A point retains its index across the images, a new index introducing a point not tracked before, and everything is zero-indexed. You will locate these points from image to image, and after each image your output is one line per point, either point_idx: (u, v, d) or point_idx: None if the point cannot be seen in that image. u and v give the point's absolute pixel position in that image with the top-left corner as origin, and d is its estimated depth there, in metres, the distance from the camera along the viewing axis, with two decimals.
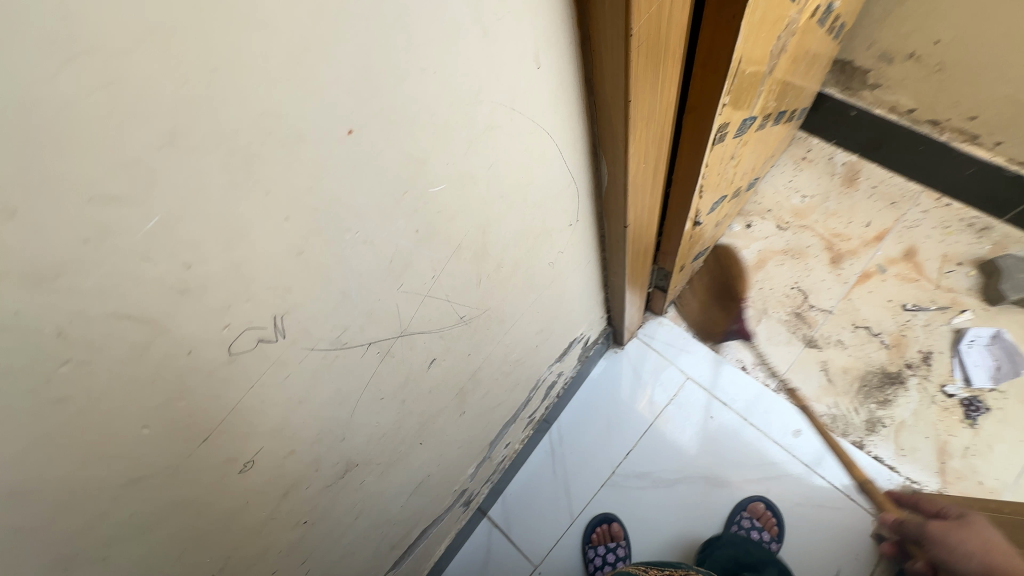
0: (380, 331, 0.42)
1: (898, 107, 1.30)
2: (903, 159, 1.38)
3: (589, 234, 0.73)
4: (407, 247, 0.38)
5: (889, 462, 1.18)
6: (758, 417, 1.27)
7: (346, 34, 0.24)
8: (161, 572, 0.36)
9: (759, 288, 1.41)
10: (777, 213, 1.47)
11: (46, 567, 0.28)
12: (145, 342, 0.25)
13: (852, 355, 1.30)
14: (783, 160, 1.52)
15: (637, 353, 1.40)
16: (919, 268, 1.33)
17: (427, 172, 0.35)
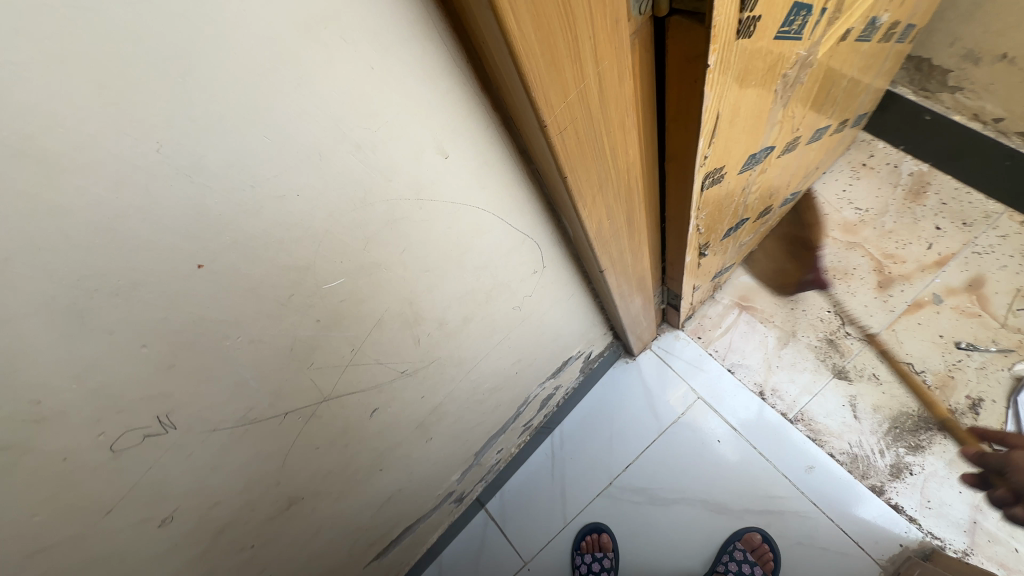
0: (297, 401, 0.43)
1: (982, 114, 1.13)
2: (982, 173, 1.21)
3: (566, 273, 0.70)
4: (308, 335, 0.39)
5: (910, 513, 1.09)
6: (770, 447, 1.21)
7: (171, 194, 0.25)
8: None
9: (790, 309, 1.31)
10: (822, 226, 1.35)
11: None
12: (12, 459, 0.28)
13: (886, 393, 1.19)
14: (839, 164, 1.37)
15: (649, 365, 1.36)
16: (984, 302, 1.18)
17: (317, 274, 0.35)
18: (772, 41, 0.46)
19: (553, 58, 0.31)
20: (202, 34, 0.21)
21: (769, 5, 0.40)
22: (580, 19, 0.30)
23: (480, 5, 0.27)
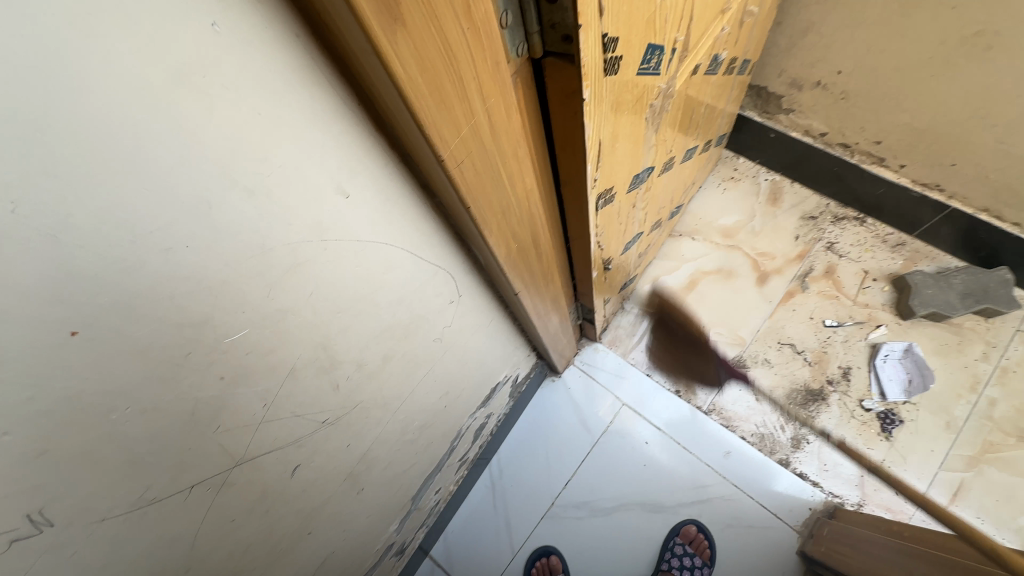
0: (204, 471, 0.39)
1: (812, 129, 1.34)
2: (819, 178, 1.44)
3: (483, 299, 0.72)
4: (211, 395, 0.36)
5: (813, 478, 1.23)
6: (691, 439, 1.30)
7: (35, 255, 0.22)
8: None
9: (690, 311, 1.44)
10: (704, 234, 1.52)
11: None
12: None
13: (778, 373, 1.34)
14: (711, 179, 1.56)
15: (574, 380, 1.41)
16: (838, 285, 1.39)
17: (216, 326, 0.33)
18: (635, 77, 0.53)
19: (441, 97, 0.33)
20: (63, 85, 0.20)
21: (628, 46, 0.46)
22: (463, 62, 0.33)
23: (365, 52, 0.28)
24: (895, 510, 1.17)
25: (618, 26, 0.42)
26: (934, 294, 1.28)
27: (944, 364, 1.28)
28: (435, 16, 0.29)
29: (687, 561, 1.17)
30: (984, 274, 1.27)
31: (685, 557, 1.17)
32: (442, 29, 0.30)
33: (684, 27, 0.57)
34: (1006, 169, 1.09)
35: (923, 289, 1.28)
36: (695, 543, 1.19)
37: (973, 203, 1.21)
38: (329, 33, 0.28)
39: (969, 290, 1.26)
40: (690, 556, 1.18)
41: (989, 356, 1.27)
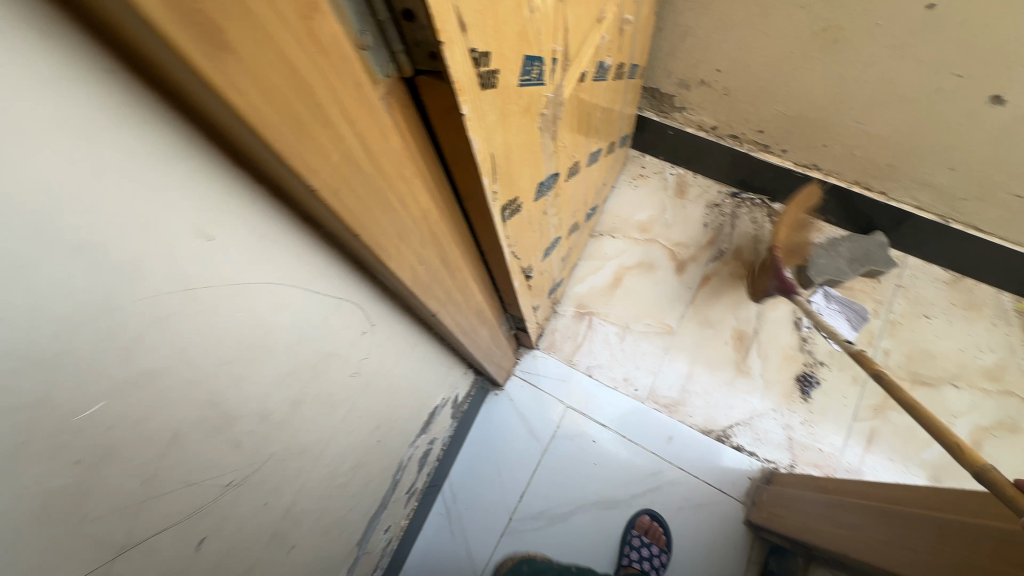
0: (75, 571, 0.34)
1: (704, 124, 1.44)
2: (717, 168, 1.55)
3: (401, 325, 0.69)
4: (67, 484, 0.31)
5: (748, 448, 1.30)
6: (635, 431, 1.34)
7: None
8: None
9: (618, 306, 1.49)
10: (622, 231, 1.58)
11: None
12: None
13: (705, 355, 1.41)
14: (622, 179, 1.64)
15: (517, 390, 1.40)
16: (747, 265, 1.50)
17: (59, 406, 0.29)
18: (518, 88, 0.54)
19: (297, 123, 0.31)
20: None
21: (502, 59, 0.47)
22: (317, 87, 0.31)
23: (195, 85, 0.26)
24: (822, 466, 1.28)
25: (485, 41, 0.43)
26: (826, 263, 1.40)
27: None
28: (272, 39, 0.27)
29: (645, 552, 1.20)
30: (864, 240, 1.40)
31: (643, 548, 1.20)
32: (285, 54, 0.28)
33: (560, 38, 0.59)
34: (867, 146, 1.22)
35: (816, 259, 1.41)
36: (651, 532, 1.22)
37: (845, 178, 1.35)
38: (150, 65, 0.25)
39: (855, 255, 1.40)
40: (647, 546, 1.20)
41: (879, 312, 1.40)
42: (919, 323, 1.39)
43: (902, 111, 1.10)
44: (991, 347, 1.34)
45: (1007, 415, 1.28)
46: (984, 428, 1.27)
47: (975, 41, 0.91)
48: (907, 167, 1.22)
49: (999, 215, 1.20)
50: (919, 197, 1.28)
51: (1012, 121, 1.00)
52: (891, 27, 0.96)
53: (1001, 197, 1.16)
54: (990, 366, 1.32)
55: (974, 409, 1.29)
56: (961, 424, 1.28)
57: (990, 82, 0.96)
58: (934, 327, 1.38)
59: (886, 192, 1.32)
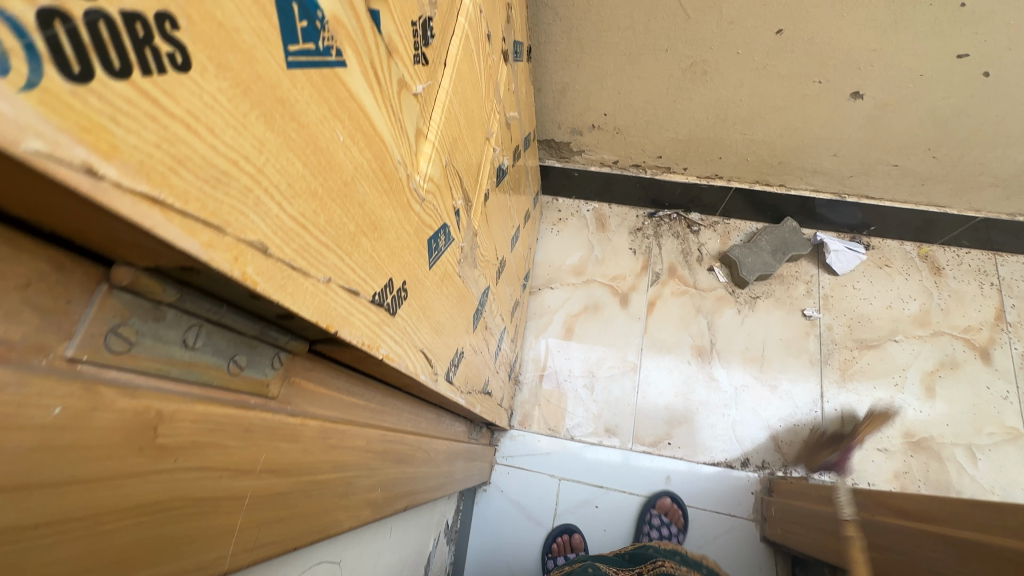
0: None
1: (605, 160, 1.46)
2: (629, 196, 1.58)
3: (369, 530, 0.60)
4: None
5: (742, 462, 1.31)
6: (633, 482, 1.31)
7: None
8: None
9: (578, 357, 1.46)
10: (559, 280, 1.56)
11: None
12: None
13: (674, 380, 1.42)
14: (542, 227, 1.62)
15: (505, 479, 1.33)
16: (684, 280, 1.53)
17: None
18: (429, 271, 0.48)
19: (172, 548, 0.23)
20: None
21: (405, 269, 0.41)
22: (188, 490, 0.23)
23: None
24: (810, 456, 1.31)
25: (383, 274, 0.36)
26: (753, 260, 1.45)
27: (785, 312, 1.46)
28: (106, 512, 0.19)
29: None
30: (779, 228, 1.48)
31: None
32: (128, 506, 0.20)
33: (457, 190, 0.54)
34: (757, 151, 1.29)
35: (744, 259, 1.46)
36: None
37: (745, 179, 1.42)
38: None
39: (775, 245, 1.47)
40: None
41: (811, 291, 1.48)
42: (847, 290, 1.47)
43: (779, 118, 1.16)
44: (912, 296, 1.45)
45: (943, 353, 1.39)
46: (930, 372, 1.37)
47: (825, 52, 0.97)
48: (796, 161, 1.29)
49: (884, 183, 1.31)
50: (814, 182, 1.36)
51: (873, 109, 1.08)
52: (751, 53, 1.01)
53: (883, 169, 1.25)
54: (917, 313, 1.43)
55: (917, 357, 1.39)
56: (911, 375, 1.37)
57: (846, 82, 1.03)
58: (861, 290, 1.47)
59: (784, 183, 1.40)
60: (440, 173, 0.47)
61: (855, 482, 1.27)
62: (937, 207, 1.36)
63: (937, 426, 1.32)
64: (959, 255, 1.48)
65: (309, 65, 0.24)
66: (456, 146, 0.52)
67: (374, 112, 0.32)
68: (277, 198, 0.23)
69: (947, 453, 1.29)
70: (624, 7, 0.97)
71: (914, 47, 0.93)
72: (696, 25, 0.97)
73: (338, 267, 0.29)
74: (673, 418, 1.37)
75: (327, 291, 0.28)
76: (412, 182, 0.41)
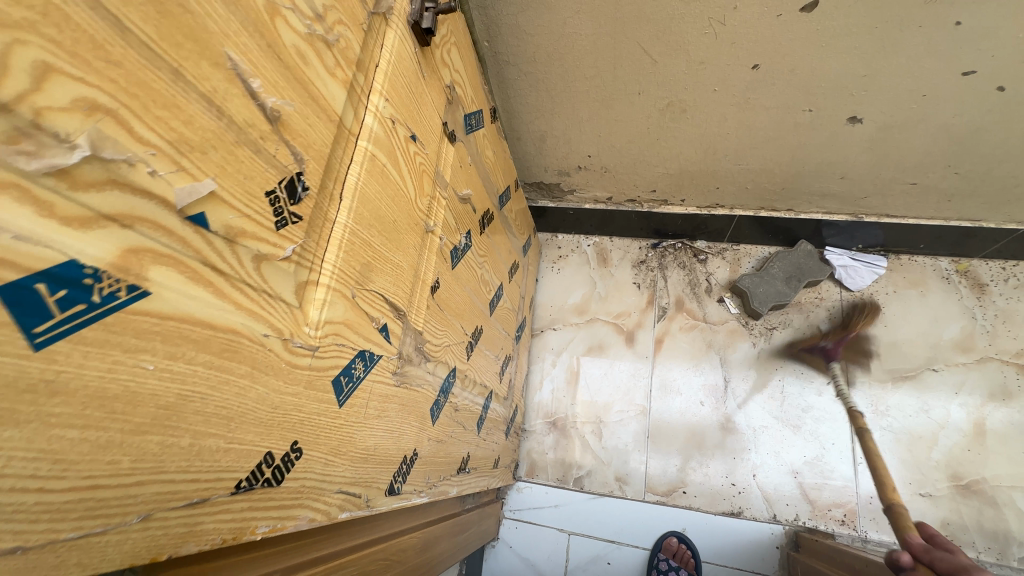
0: None
1: (599, 197, 1.42)
2: (629, 228, 1.52)
3: None
4: None
5: (765, 513, 1.22)
6: (647, 537, 1.24)
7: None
8: None
9: (584, 402, 1.42)
10: (561, 321, 1.52)
11: None
12: None
13: (686, 423, 1.34)
14: (543, 266, 1.59)
15: (513, 534, 1.30)
16: (693, 313, 1.45)
17: None
18: (341, 407, 0.46)
19: None
20: None
21: (293, 430, 0.40)
22: None
23: None
24: (843, 504, 1.20)
25: (253, 455, 0.35)
26: (765, 290, 1.36)
27: (807, 342, 1.36)
28: None
29: None
30: (793, 254, 1.38)
31: None
32: None
33: (378, 309, 0.53)
34: (756, 179, 1.21)
35: (755, 289, 1.37)
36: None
37: (750, 206, 1.34)
38: None
39: (789, 272, 1.37)
40: None
41: (835, 318, 1.36)
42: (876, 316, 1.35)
43: (772, 147, 1.09)
44: (951, 318, 1.31)
45: (992, 381, 1.24)
46: (978, 405, 1.23)
47: (810, 82, 0.90)
48: (801, 186, 1.20)
49: (904, 202, 1.19)
50: (825, 205, 1.26)
51: (877, 132, 0.99)
52: (729, 89, 0.95)
53: (900, 187, 1.14)
54: (959, 337, 1.29)
55: (962, 387, 1.25)
56: (956, 408, 1.24)
57: (842, 108, 0.95)
58: (891, 315, 1.34)
59: (792, 207, 1.31)
60: (345, 309, 0.46)
61: (898, 534, 1.15)
62: (971, 221, 1.22)
63: (991, 466, 1.17)
64: (1005, 268, 1.33)
65: (75, 330, 0.23)
66: (370, 269, 0.51)
67: (211, 312, 0.31)
68: (34, 486, 0.22)
69: (1004, 498, 1.14)
70: (587, 58, 0.93)
71: (908, 69, 0.84)
72: (666, 69, 0.92)
73: (163, 493, 0.28)
74: (687, 466, 1.30)
75: (147, 526, 0.27)
76: (294, 342, 0.39)
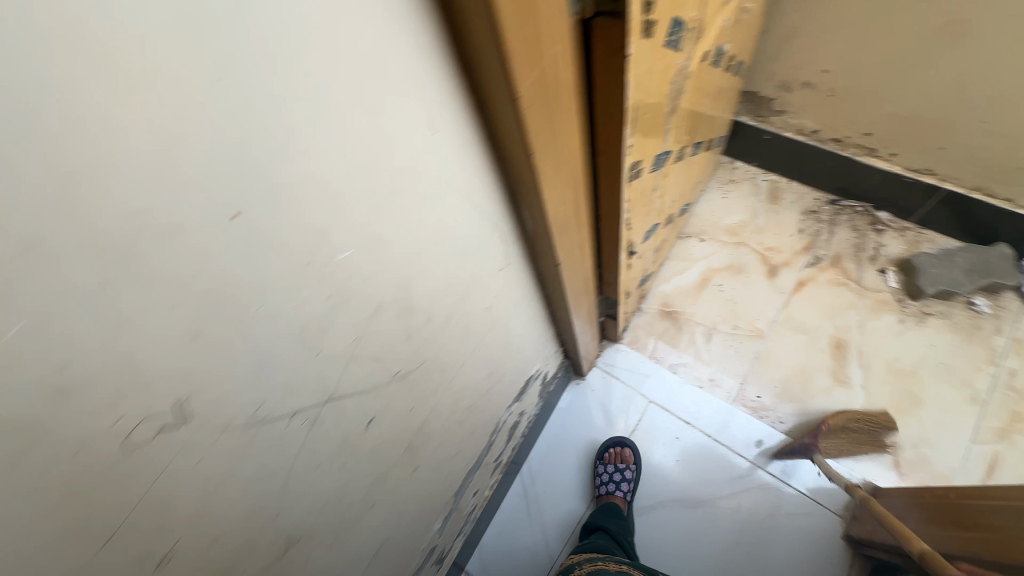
0: (303, 399, 0.42)
1: (804, 128, 1.43)
2: (816, 174, 1.51)
3: (524, 273, 0.75)
4: (320, 313, 0.38)
5: (848, 462, 1.23)
6: (721, 433, 1.31)
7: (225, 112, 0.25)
8: None
9: (705, 307, 1.47)
10: (711, 234, 1.57)
11: None
12: (25, 447, 0.24)
13: (799, 361, 1.36)
14: (712, 182, 1.63)
15: (599, 383, 1.41)
16: (846, 272, 1.44)
17: (329, 243, 0.36)
18: (663, 46, 0.59)
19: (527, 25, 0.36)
20: None
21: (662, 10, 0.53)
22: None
23: None
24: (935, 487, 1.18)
25: None
26: (940, 273, 1.33)
27: (961, 340, 1.31)
28: None
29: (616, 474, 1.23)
30: (986, 252, 1.32)
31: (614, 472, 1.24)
32: None
33: (698, 7, 0.64)
34: (991, 147, 1.17)
35: (930, 268, 1.34)
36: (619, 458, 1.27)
37: (964, 183, 1.28)
38: None
39: (974, 266, 1.32)
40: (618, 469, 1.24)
41: (1002, 329, 1.30)
42: None
43: None
44: None
45: None
46: None
47: None
48: None
49: None
50: None
51: None
52: None
53: None
54: None
55: None
56: None
57: None
58: None
59: (1012, 198, 1.25)
60: None
61: None
62: None
63: None
64: None
65: None
66: None
67: None
68: None
69: None
70: None
71: None
72: None
73: None
74: (786, 395, 1.33)
75: None
76: None
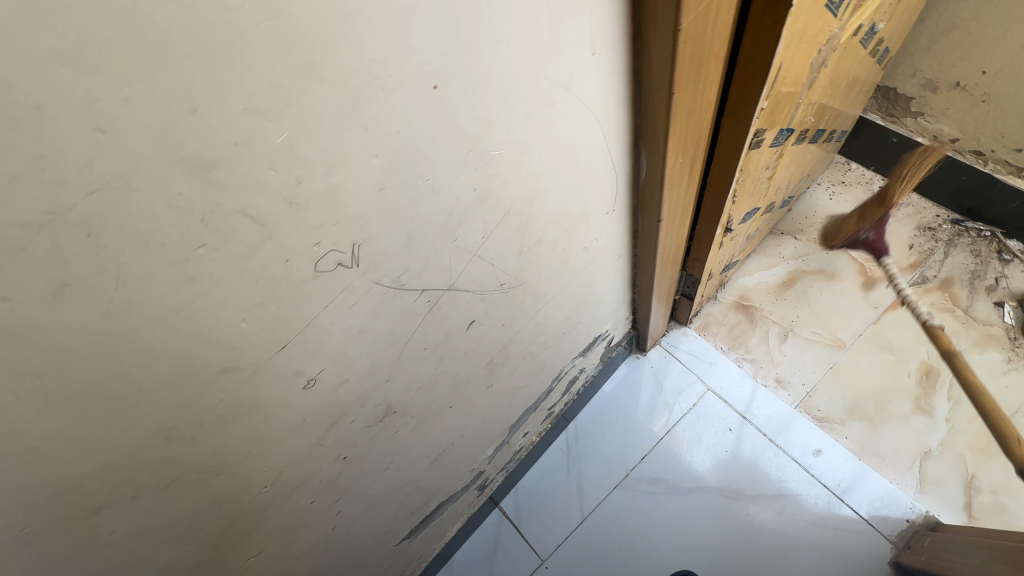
0: (432, 280, 0.47)
1: (941, 135, 1.31)
2: (941, 189, 1.38)
3: (623, 224, 0.76)
4: (466, 202, 0.43)
5: (913, 491, 1.18)
6: (778, 435, 1.25)
7: None
8: (259, 446, 0.43)
9: (787, 308, 1.42)
10: (808, 235, 1.48)
11: (171, 405, 0.34)
12: (258, 242, 0.31)
13: (881, 381, 1.29)
14: (820, 180, 1.53)
15: (658, 361, 1.39)
16: (954, 299, 1.32)
17: (488, 137, 0.40)
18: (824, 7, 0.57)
19: None
20: None
21: None
22: None
23: None
24: None
25: None
26: None
27: None
28: None
29: None
30: None
31: None
32: None
33: None
34: None
35: None
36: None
37: None
38: None
39: None
40: None
41: None
42: None
43: None
44: None
45: None
46: None
47: None
48: None
49: None
50: None
51: None
52: None
53: None
54: None
55: None
56: None
57: None
58: None
59: None
60: None
61: None
62: None
63: None
64: None
65: None
66: None
67: None
68: None
69: None
70: None
71: None
72: None
73: None
74: (858, 411, 1.27)
75: None
76: None
